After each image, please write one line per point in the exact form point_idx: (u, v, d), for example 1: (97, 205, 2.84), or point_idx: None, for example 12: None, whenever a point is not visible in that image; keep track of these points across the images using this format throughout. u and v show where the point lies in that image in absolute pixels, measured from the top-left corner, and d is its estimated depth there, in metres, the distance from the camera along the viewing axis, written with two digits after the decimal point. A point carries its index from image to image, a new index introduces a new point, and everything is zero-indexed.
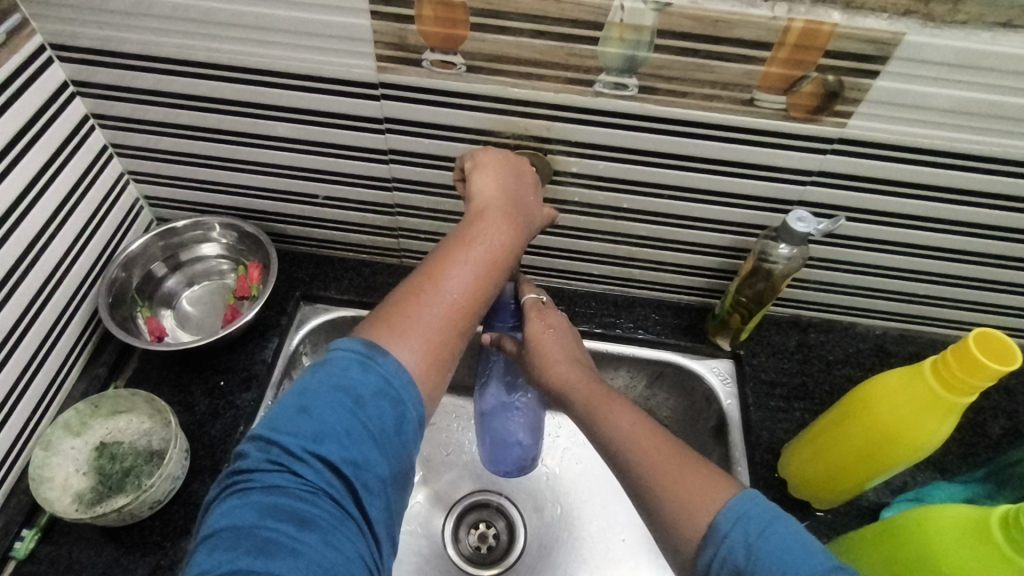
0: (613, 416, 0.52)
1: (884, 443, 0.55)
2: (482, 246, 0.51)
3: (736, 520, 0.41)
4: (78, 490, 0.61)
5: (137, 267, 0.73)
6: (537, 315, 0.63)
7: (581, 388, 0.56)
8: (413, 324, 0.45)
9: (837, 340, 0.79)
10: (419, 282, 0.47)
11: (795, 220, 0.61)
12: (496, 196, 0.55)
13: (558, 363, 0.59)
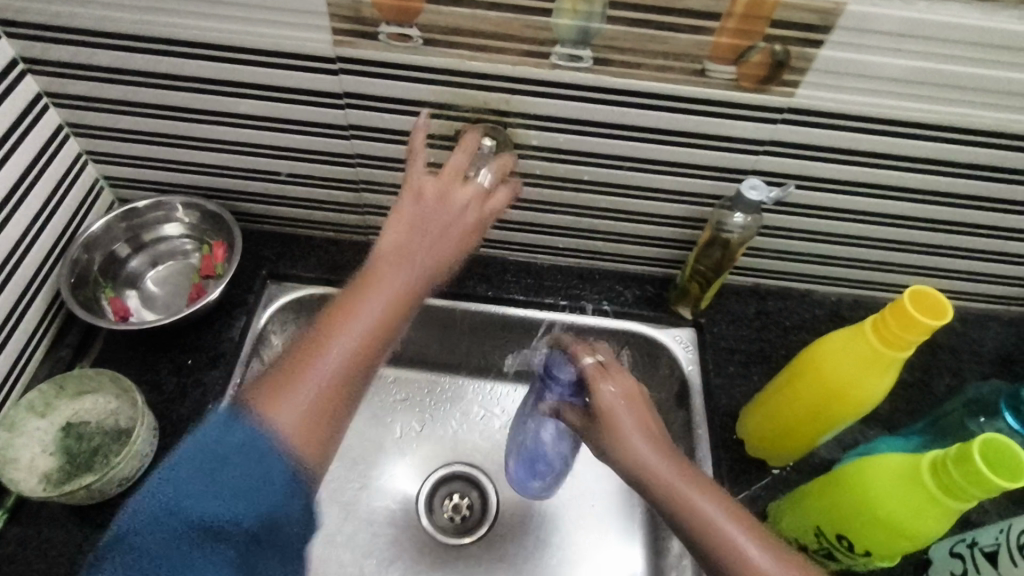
0: (704, 504, 0.47)
1: (831, 400, 0.57)
2: (376, 302, 0.50)
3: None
4: (45, 470, 0.61)
5: (98, 249, 0.72)
6: (615, 379, 0.55)
7: (675, 468, 0.50)
8: (293, 392, 0.45)
9: (794, 307, 0.81)
10: (318, 337, 0.48)
11: (748, 188, 0.63)
12: (411, 223, 0.54)
13: (648, 447, 0.51)
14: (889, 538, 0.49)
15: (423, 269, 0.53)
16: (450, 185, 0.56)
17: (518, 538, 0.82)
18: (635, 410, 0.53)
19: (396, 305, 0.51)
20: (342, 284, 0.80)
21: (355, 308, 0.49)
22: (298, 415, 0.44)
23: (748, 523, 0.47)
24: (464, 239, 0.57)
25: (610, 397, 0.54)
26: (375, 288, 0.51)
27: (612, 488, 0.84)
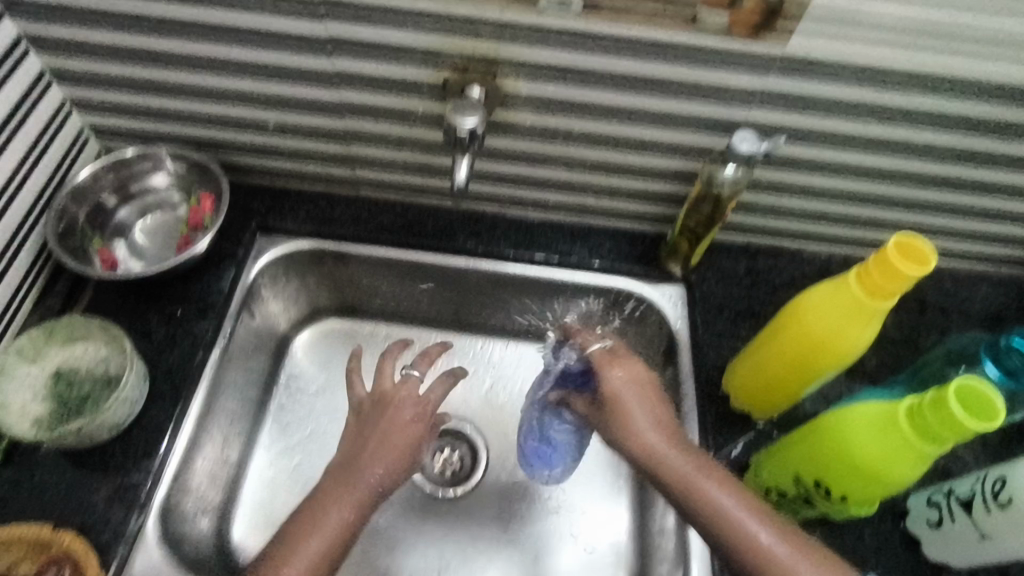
0: (709, 487, 0.53)
1: (815, 352, 0.58)
2: (321, 530, 0.57)
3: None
4: (37, 416, 0.62)
5: (85, 199, 0.71)
6: (624, 368, 0.60)
7: (684, 455, 0.55)
8: None
9: (784, 265, 0.81)
10: (270, 560, 0.55)
11: (739, 140, 0.62)
12: (356, 473, 0.60)
13: (655, 434, 0.56)
14: (865, 484, 0.51)
15: (358, 501, 0.59)
16: (384, 442, 0.62)
17: (507, 491, 0.83)
18: (644, 397, 0.58)
19: (337, 546, 0.57)
20: (332, 237, 0.80)
21: (301, 550, 0.55)
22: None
23: (744, 498, 0.53)
24: (401, 474, 0.62)
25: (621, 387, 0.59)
26: (309, 528, 0.57)
27: (600, 444, 0.86)
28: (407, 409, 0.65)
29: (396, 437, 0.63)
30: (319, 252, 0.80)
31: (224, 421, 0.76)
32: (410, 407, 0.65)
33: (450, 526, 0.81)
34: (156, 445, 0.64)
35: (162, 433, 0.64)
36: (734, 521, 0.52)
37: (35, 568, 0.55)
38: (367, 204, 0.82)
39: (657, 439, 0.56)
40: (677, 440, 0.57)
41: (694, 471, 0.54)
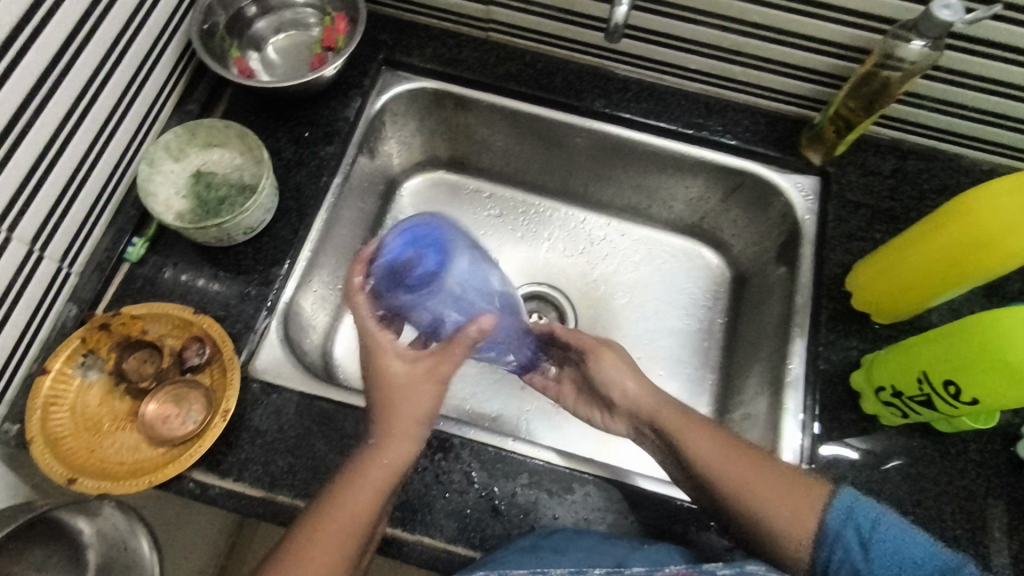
0: (689, 438, 0.58)
1: (980, 254, 0.56)
2: (381, 466, 0.53)
3: (840, 519, 0.50)
4: (179, 210, 0.66)
5: (228, 3, 0.70)
6: (608, 359, 0.65)
7: (670, 413, 0.60)
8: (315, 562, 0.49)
9: (936, 170, 0.74)
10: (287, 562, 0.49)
11: (941, 6, 0.55)
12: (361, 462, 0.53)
13: (636, 388, 0.63)
14: (1008, 386, 0.48)
15: (371, 489, 0.52)
16: (397, 409, 0.54)
17: None
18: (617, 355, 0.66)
19: (363, 526, 0.51)
20: (456, 80, 0.78)
21: (325, 538, 0.50)
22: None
23: (720, 445, 0.57)
24: (415, 442, 0.54)
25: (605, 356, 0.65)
26: (332, 515, 0.51)
27: (691, 330, 0.86)
28: (422, 370, 0.54)
29: (408, 402, 0.54)
30: (441, 94, 0.78)
31: (342, 250, 0.79)
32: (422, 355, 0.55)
33: None
34: (283, 255, 0.67)
35: (289, 244, 0.67)
36: (706, 465, 0.56)
37: (179, 341, 0.61)
38: (496, 50, 0.79)
39: (636, 389, 0.63)
40: (664, 399, 0.62)
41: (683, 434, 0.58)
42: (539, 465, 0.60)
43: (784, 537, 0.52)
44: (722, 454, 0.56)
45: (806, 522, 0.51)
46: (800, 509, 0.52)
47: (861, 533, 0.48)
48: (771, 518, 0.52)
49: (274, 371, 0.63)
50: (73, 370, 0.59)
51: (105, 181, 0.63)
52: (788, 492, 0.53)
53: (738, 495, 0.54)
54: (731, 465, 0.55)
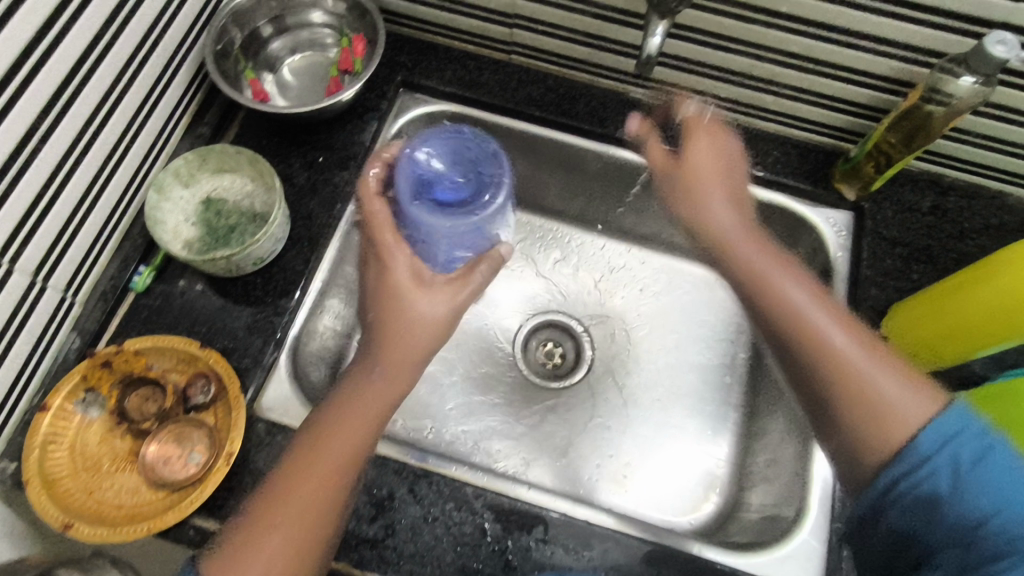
0: (801, 300, 0.53)
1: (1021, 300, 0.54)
2: (375, 402, 0.55)
3: (931, 445, 0.43)
4: (188, 238, 0.63)
5: (245, 24, 0.68)
6: (699, 153, 0.62)
7: (779, 269, 0.56)
8: (299, 499, 0.50)
9: (977, 208, 0.70)
10: (268, 506, 0.49)
11: (994, 41, 0.51)
12: (357, 397, 0.55)
13: (726, 216, 0.60)
14: None
15: (359, 434, 0.53)
16: (402, 340, 0.56)
17: (608, 392, 0.81)
18: (718, 165, 0.61)
19: (344, 470, 0.51)
20: (476, 104, 0.75)
21: (306, 481, 0.50)
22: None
23: (838, 324, 0.52)
24: (414, 378, 0.57)
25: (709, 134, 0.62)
26: (318, 458, 0.51)
27: (713, 365, 0.82)
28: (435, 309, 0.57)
29: (414, 338, 0.56)
30: (459, 120, 0.75)
31: None
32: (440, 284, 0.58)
33: (549, 414, 0.80)
34: (293, 286, 0.64)
35: (300, 274, 0.65)
36: (814, 336, 0.51)
37: (184, 378, 0.59)
38: (517, 74, 0.76)
39: (731, 232, 0.59)
40: (770, 252, 0.57)
41: (796, 291, 0.54)
42: (556, 517, 0.57)
43: (873, 421, 0.46)
44: (842, 337, 0.50)
45: (909, 420, 0.45)
46: (908, 404, 0.46)
47: (967, 456, 0.41)
48: (869, 399, 0.47)
49: (280, 409, 0.61)
50: (74, 407, 0.57)
51: (112, 208, 0.61)
52: (911, 392, 0.47)
53: (831, 352, 0.50)
54: (839, 334, 0.51)
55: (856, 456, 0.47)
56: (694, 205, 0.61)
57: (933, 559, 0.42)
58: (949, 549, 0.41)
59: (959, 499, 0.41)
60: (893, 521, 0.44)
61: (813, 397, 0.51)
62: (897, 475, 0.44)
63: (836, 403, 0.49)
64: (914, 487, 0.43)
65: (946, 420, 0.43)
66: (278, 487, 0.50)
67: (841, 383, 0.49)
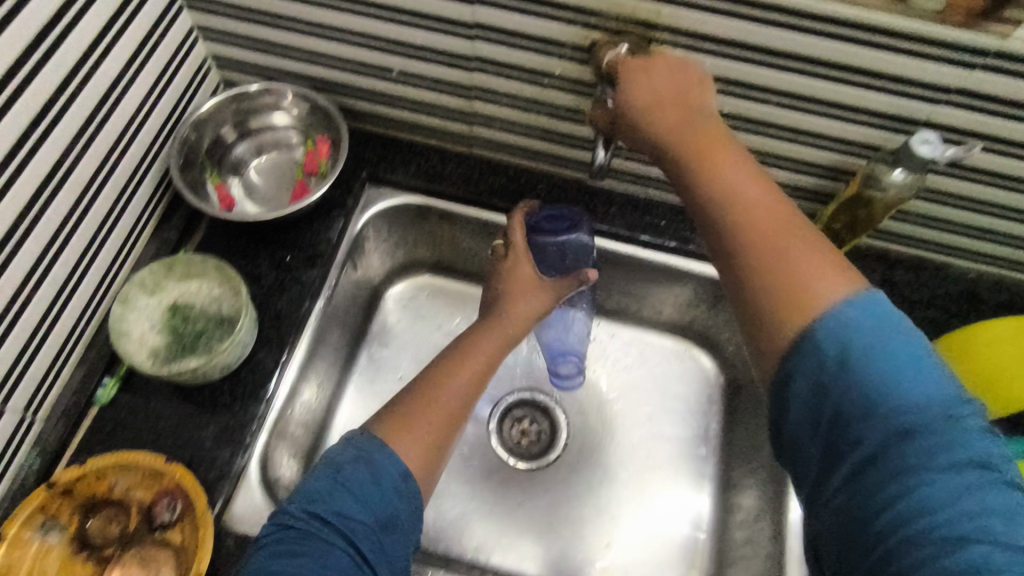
0: (732, 174, 0.48)
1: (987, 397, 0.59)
2: (495, 342, 0.66)
3: (855, 318, 0.40)
4: (153, 347, 0.62)
5: (207, 130, 0.70)
6: (653, 80, 0.53)
7: (692, 122, 0.51)
8: (441, 409, 0.59)
9: (923, 280, 0.74)
10: (426, 392, 0.60)
11: (920, 142, 0.56)
12: (479, 341, 0.66)
13: (662, 91, 0.53)
14: None
15: (483, 368, 0.64)
16: (522, 296, 0.69)
17: (586, 472, 0.81)
18: (670, 74, 0.53)
19: (466, 400, 0.61)
20: (441, 195, 0.77)
21: (446, 390, 0.60)
22: (417, 444, 0.55)
23: (759, 190, 0.47)
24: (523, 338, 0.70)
25: (656, 70, 0.53)
26: (454, 374, 0.62)
27: (687, 438, 0.83)
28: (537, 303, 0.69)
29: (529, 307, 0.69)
30: (426, 211, 0.77)
31: (330, 369, 0.76)
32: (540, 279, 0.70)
33: (527, 496, 0.80)
34: (261, 390, 0.64)
35: (267, 377, 0.65)
36: (740, 209, 0.46)
37: (149, 495, 0.57)
38: (480, 165, 0.78)
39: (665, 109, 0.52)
40: (694, 113, 0.52)
41: (728, 166, 0.48)
42: None
43: (778, 295, 0.43)
44: (767, 196, 0.47)
45: (824, 295, 0.42)
46: (816, 286, 0.42)
47: (874, 326, 0.40)
48: (788, 267, 0.43)
49: (251, 519, 0.61)
50: (31, 533, 0.55)
51: (75, 322, 0.61)
52: (831, 265, 0.43)
53: (765, 243, 0.45)
54: (763, 198, 0.47)
55: (763, 316, 0.44)
56: (653, 111, 0.52)
57: (854, 448, 0.39)
58: (856, 424, 0.39)
59: (849, 381, 0.39)
60: (799, 394, 0.41)
61: (728, 266, 0.47)
62: (806, 368, 0.41)
63: (759, 292, 0.44)
64: (812, 369, 0.41)
65: (858, 308, 0.41)
66: (405, 409, 0.58)
67: (759, 241, 0.45)
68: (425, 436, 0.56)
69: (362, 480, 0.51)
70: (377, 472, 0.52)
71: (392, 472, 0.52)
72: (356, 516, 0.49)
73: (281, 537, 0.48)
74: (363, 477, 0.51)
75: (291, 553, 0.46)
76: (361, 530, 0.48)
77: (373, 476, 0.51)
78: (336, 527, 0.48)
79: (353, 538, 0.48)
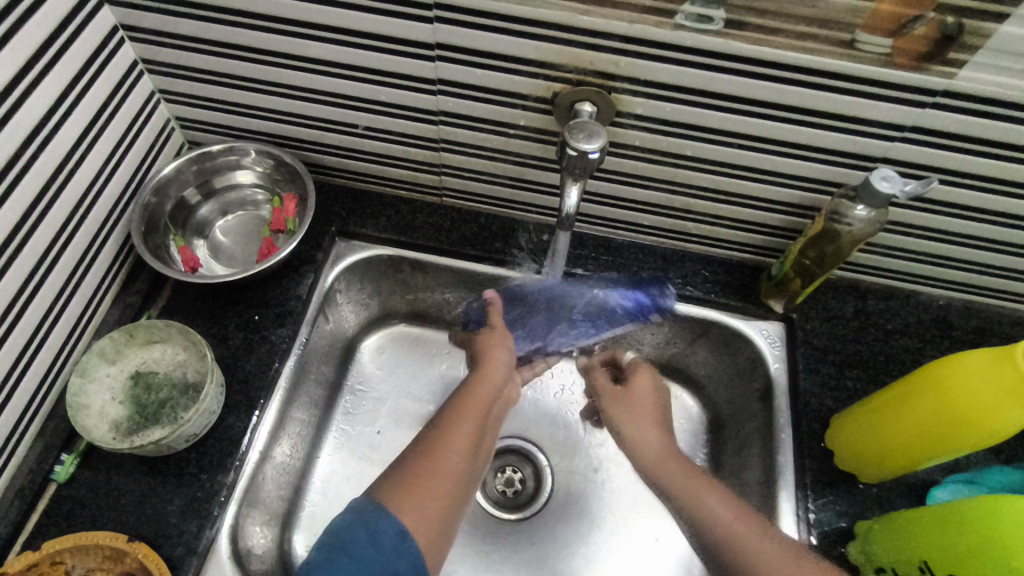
0: (712, 501, 0.59)
1: (979, 436, 0.54)
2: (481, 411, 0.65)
3: None
4: (114, 419, 0.60)
5: (169, 194, 0.69)
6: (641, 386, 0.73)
7: (678, 464, 0.65)
8: (437, 475, 0.56)
9: (896, 309, 0.74)
10: (422, 453, 0.58)
11: (879, 178, 0.56)
12: (466, 404, 0.65)
13: (647, 430, 0.69)
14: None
15: (478, 424, 0.63)
16: (494, 365, 0.70)
17: (574, 521, 0.79)
18: (642, 416, 0.71)
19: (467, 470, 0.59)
20: (412, 246, 0.76)
21: (441, 456, 0.58)
22: (419, 510, 0.53)
23: (733, 509, 0.58)
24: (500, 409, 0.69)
25: (641, 414, 0.71)
26: (445, 439, 0.60)
27: None
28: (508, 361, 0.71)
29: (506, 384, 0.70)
30: (397, 261, 0.76)
31: (305, 428, 0.73)
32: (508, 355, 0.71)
33: (514, 550, 0.77)
34: (229, 457, 0.61)
35: (235, 443, 0.62)
36: (726, 535, 0.57)
37: None
38: (450, 214, 0.78)
39: (660, 445, 0.67)
40: (676, 459, 0.66)
41: (710, 496, 0.60)
42: None
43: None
44: (735, 513, 0.58)
45: None
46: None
47: None
48: (765, 566, 0.53)
49: None
50: None
51: (32, 395, 0.59)
52: (800, 560, 0.53)
53: (740, 549, 0.55)
54: (743, 522, 0.57)
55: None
56: (644, 430, 0.69)
57: None
58: None
59: None
60: None
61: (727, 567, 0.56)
62: None
63: None
64: None
65: None
66: (402, 472, 0.56)
67: (739, 540, 0.56)
68: (423, 500, 0.54)
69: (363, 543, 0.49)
70: (376, 535, 0.50)
71: (389, 531, 0.50)
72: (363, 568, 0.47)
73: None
74: (362, 540, 0.49)
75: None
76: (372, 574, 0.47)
77: (373, 540, 0.49)
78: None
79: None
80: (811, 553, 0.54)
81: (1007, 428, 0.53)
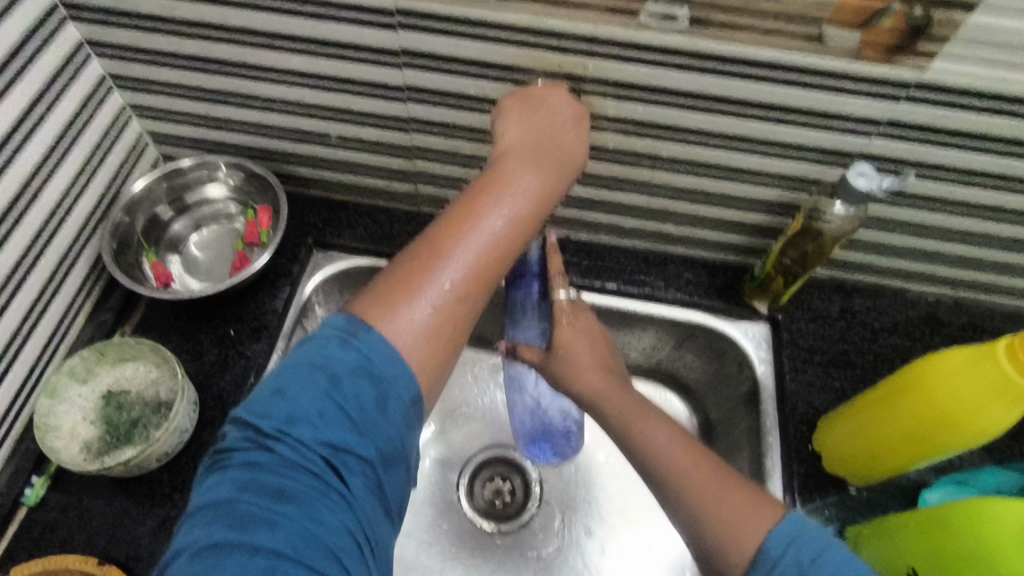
0: (654, 435, 0.49)
1: (966, 434, 0.53)
2: (519, 197, 0.48)
3: (784, 541, 0.41)
4: (85, 440, 0.59)
5: (141, 211, 0.69)
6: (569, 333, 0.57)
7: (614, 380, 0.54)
8: (417, 303, 0.43)
9: (884, 307, 0.73)
10: (415, 266, 0.44)
11: (855, 175, 0.55)
12: (499, 181, 0.48)
13: (585, 357, 0.56)
14: None
15: (494, 261, 0.46)
16: (549, 134, 0.52)
17: (562, 531, 0.77)
18: (581, 339, 0.57)
19: (480, 264, 0.46)
20: (389, 256, 0.75)
21: (437, 267, 0.44)
22: (408, 341, 0.43)
23: (674, 440, 0.48)
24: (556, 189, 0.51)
25: (567, 356, 0.56)
26: (447, 241, 0.45)
27: None
28: (557, 120, 0.53)
29: (561, 143, 0.52)
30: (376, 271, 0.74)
31: None
32: (561, 113, 0.54)
33: (502, 564, 0.75)
34: None
35: None
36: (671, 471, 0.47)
37: None
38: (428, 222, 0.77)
39: (598, 377, 0.54)
40: (614, 375, 0.55)
41: (653, 430, 0.50)
42: None
43: (735, 522, 0.43)
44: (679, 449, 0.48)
45: (751, 529, 0.42)
46: (747, 520, 0.43)
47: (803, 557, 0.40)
48: (709, 502, 0.44)
49: None
50: None
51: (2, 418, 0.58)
52: (742, 499, 0.44)
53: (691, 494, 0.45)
54: (692, 459, 0.47)
55: (700, 527, 0.44)
56: (580, 362, 0.55)
57: None
58: None
59: None
60: None
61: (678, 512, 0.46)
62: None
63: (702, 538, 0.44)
64: None
65: (777, 533, 0.41)
66: (395, 273, 0.45)
67: (689, 475, 0.46)
68: (408, 283, 0.44)
69: (364, 379, 0.41)
70: (386, 395, 0.41)
71: (396, 398, 0.42)
72: (329, 500, 0.39)
73: (235, 484, 0.39)
74: (363, 396, 0.41)
75: (242, 520, 0.37)
76: (332, 526, 0.38)
77: (379, 391, 0.41)
78: (309, 488, 0.39)
79: (320, 519, 0.38)
80: (758, 490, 0.45)
81: (994, 426, 0.52)
